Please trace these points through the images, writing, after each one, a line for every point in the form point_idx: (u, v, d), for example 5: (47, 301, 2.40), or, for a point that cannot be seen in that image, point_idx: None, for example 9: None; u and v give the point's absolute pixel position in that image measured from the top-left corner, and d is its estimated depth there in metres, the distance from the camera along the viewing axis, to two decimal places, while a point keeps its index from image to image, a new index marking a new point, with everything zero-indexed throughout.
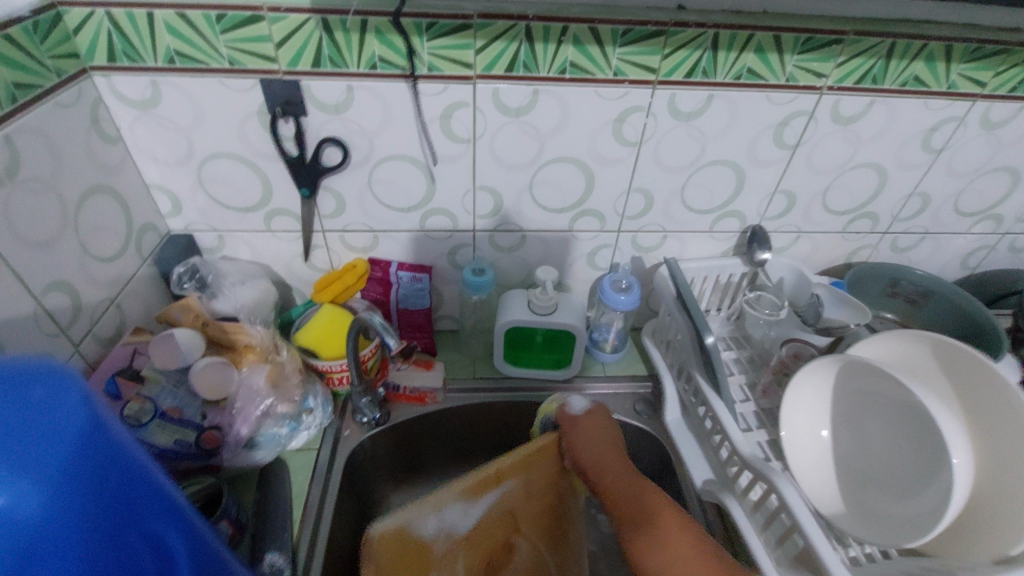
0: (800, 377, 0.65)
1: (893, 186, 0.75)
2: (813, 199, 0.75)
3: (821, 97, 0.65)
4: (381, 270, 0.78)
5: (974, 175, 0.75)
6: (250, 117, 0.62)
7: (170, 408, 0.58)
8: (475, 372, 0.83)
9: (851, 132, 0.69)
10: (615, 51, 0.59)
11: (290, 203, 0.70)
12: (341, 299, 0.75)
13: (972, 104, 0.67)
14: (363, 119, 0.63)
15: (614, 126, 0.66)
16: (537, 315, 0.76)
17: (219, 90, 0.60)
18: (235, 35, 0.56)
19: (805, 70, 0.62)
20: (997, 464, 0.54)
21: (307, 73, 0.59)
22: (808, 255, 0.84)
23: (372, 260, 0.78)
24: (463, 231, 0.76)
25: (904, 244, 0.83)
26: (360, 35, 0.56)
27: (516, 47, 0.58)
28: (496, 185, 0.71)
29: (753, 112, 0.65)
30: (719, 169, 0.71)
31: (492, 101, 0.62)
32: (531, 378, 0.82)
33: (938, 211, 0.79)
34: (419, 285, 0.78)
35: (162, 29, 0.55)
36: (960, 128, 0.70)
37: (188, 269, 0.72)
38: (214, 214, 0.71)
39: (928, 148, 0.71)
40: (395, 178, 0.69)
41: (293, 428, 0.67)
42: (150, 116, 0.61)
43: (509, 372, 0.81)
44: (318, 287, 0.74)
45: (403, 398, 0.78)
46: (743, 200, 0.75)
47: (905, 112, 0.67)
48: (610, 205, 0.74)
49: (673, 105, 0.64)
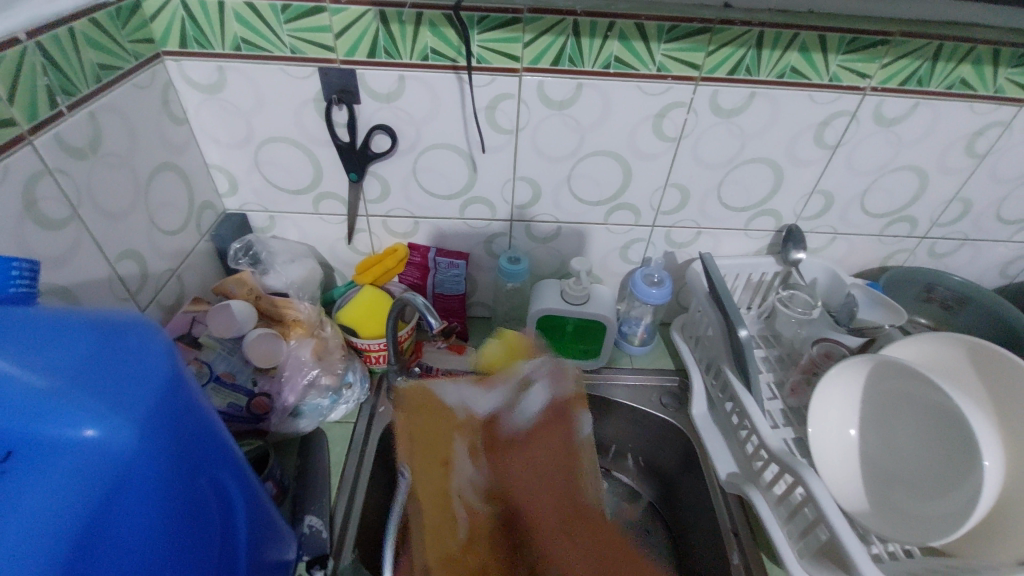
0: (832, 374, 0.65)
1: (934, 190, 0.75)
2: (850, 200, 0.75)
3: (864, 98, 0.65)
4: (419, 255, 0.80)
5: (1018, 182, 0.74)
6: (307, 103, 0.65)
7: (224, 373, 0.63)
8: None
9: (893, 134, 0.69)
10: (660, 47, 0.61)
11: (338, 187, 0.73)
12: (380, 282, 0.78)
13: (1020, 110, 0.67)
14: (412, 108, 0.66)
15: (655, 121, 0.67)
16: (570, 305, 0.78)
17: (279, 76, 0.63)
18: (298, 25, 0.59)
19: (849, 70, 0.63)
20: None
21: (363, 62, 0.62)
22: (843, 256, 0.84)
23: (411, 245, 0.80)
24: (500, 220, 0.78)
25: (942, 250, 0.83)
26: (415, 27, 0.59)
27: (563, 41, 0.60)
28: (536, 176, 0.73)
29: (795, 111, 0.66)
30: (757, 167, 0.72)
31: (537, 94, 0.64)
32: None
33: (979, 217, 0.78)
34: (455, 270, 0.81)
35: (231, 17, 0.59)
36: (1005, 133, 0.69)
37: (244, 245, 0.76)
38: (267, 195, 0.75)
39: (971, 152, 0.71)
40: (439, 166, 0.71)
41: (333, 401, 0.71)
42: (214, 100, 0.65)
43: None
44: (360, 270, 0.78)
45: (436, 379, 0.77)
46: (779, 200, 0.75)
47: (949, 115, 0.67)
48: (646, 200, 0.75)
49: (714, 102, 0.65)
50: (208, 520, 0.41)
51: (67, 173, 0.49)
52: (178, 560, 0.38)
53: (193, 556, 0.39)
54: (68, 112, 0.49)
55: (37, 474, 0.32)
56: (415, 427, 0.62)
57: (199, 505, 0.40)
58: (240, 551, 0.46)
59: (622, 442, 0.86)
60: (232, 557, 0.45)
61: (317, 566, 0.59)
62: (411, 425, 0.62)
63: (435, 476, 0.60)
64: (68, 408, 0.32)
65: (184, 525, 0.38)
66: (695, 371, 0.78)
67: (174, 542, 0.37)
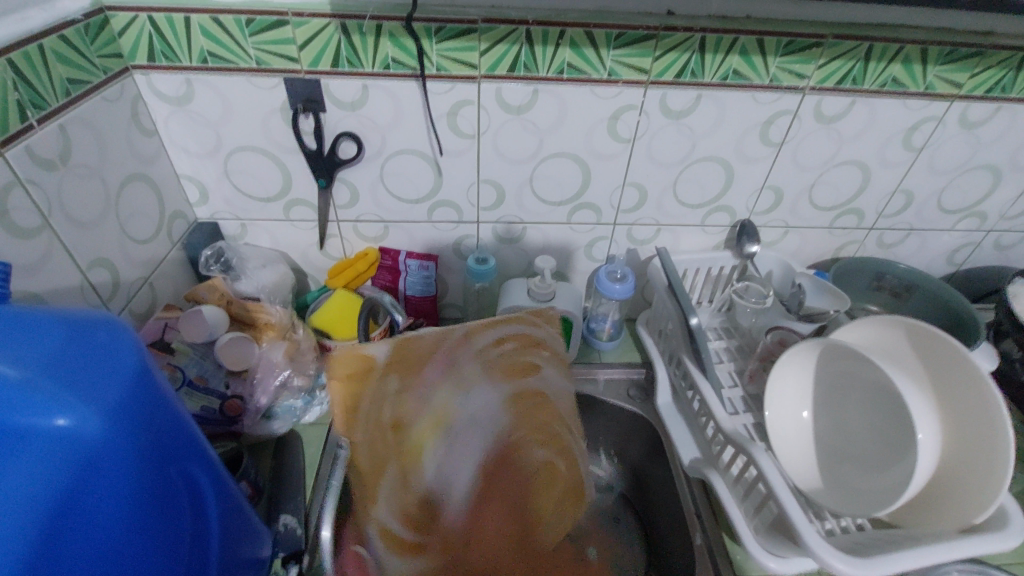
0: (781, 359, 0.68)
1: (877, 183, 0.79)
2: (800, 194, 0.79)
3: (804, 97, 0.69)
4: (391, 258, 0.83)
5: (956, 173, 0.79)
6: (274, 113, 0.68)
7: (197, 376, 0.64)
8: None
9: (834, 130, 0.73)
10: (609, 53, 0.64)
11: (307, 193, 0.76)
12: (353, 285, 0.81)
13: (950, 105, 0.71)
14: (377, 115, 0.68)
15: (609, 123, 0.70)
16: (537, 302, 0.79)
17: (245, 87, 0.65)
18: (263, 38, 0.62)
19: (788, 71, 0.67)
20: (962, 446, 0.58)
21: (327, 72, 0.64)
22: (797, 249, 0.87)
23: (382, 249, 0.83)
24: (467, 223, 0.81)
25: (890, 240, 0.87)
26: (375, 38, 0.62)
27: (517, 49, 0.63)
28: (498, 179, 0.76)
29: (739, 111, 0.70)
30: (709, 165, 0.75)
31: (495, 99, 0.67)
32: None
33: (922, 208, 0.83)
34: (425, 272, 0.83)
35: (198, 31, 0.61)
36: (939, 127, 0.73)
37: (215, 251, 0.77)
38: (238, 203, 0.77)
39: (909, 146, 0.75)
40: (405, 171, 0.74)
41: (308, 402, 0.73)
42: (183, 111, 0.68)
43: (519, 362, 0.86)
44: (333, 273, 0.81)
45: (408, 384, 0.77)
46: (732, 195, 0.79)
47: (886, 111, 0.71)
48: (607, 199, 0.79)
49: (664, 104, 0.69)
50: (177, 508, 0.43)
51: (39, 183, 0.51)
52: (149, 547, 0.39)
53: (163, 542, 0.41)
54: (38, 126, 0.51)
55: (9, 462, 0.34)
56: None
57: (169, 493, 0.42)
58: (213, 542, 0.48)
59: (595, 435, 0.88)
60: (203, 545, 0.47)
61: (293, 561, 0.60)
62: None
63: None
64: (37, 397, 0.34)
65: (154, 511, 0.40)
66: (658, 362, 0.81)
67: (144, 526, 0.39)
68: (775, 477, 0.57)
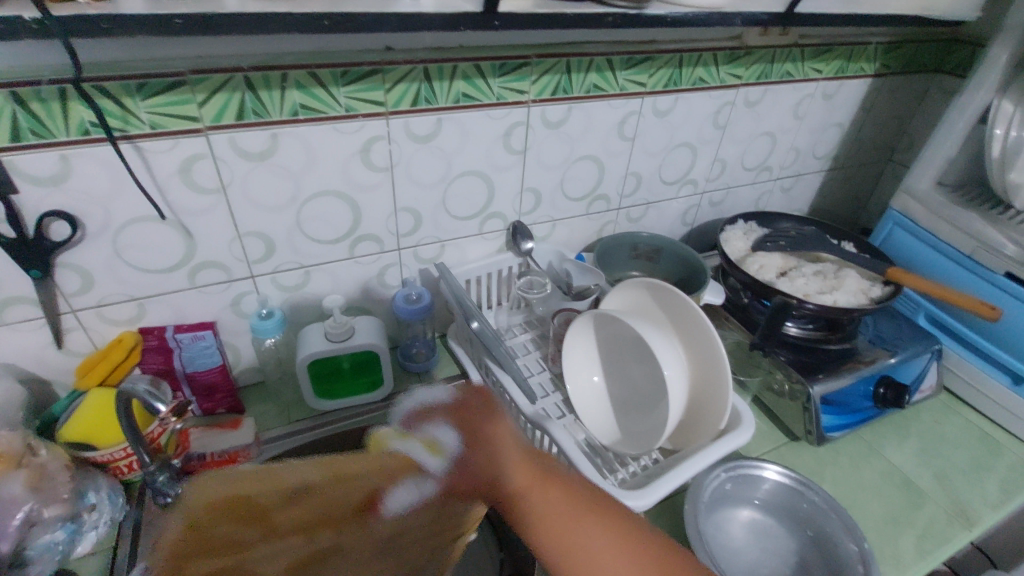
0: (657, 280, 0.76)
1: (702, 156, 1.00)
2: (653, 175, 0.97)
3: (644, 100, 0.86)
4: (156, 337, 0.70)
5: (749, 141, 1.03)
6: (172, 177, 0.62)
7: (89, 506, 0.61)
8: (290, 417, 0.80)
9: (668, 122, 0.91)
10: (495, 81, 0.73)
11: (217, 253, 0.69)
12: (111, 380, 0.68)
13: (737, 91, 0.94)
14: (288, 161, 0.67)
15: (503, 140, 0.79)
16: (335, 343, 0.76)
17: (147, 156, 0.60)
18: (158, 101, 0.57)
19: (633, 81, 0.83)
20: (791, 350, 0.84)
21: (231, 126, 0.62)
22: (658, 221, 1.05)
23: (144, 329, 0.70)
24: (390, 252, 0.82)
25: (717, 199, 1.09)
26: (282, 91, 0.62)
27: (417, 86, 0.69)
28: (416, 205, 0.79)
29: (602, 116, 0.84)
30: (585, 164, 0.88)
31: (405, 132, 0.72)
32: (348, 410, 0.80)
33: (733, 170, 1.06)
34: (203, 343, 0.72)
35: (76, 101, 0.54)
36: (732, 108, 0.96)
37: (85, 367, 0.67)
38: (132, 282, 0.67)
39: (716, 125, 0.97)
40: (323, 213, 0.73)
41: (83, 531, 0.60)
42: (57, 191, 0.58)
43: (324, 407, 0.79)
44: (82, 370, 0.67)
45: (211, 465, 0.71)
46: (605, 185, 0.93)
47: (699, 102, 0.92)
48: (510, 205, 0.87)
49: (545, 118, 0.80)
50: None
51: None
52: None
53: None
54: None
55: None
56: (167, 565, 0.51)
57: None
58: None
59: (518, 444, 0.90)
60: None
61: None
62: (210, 499, 0.53)
63: (257, 476, 0.56)
64: None
65: None
66: None
67: None
68: (678, 391, 0.70)
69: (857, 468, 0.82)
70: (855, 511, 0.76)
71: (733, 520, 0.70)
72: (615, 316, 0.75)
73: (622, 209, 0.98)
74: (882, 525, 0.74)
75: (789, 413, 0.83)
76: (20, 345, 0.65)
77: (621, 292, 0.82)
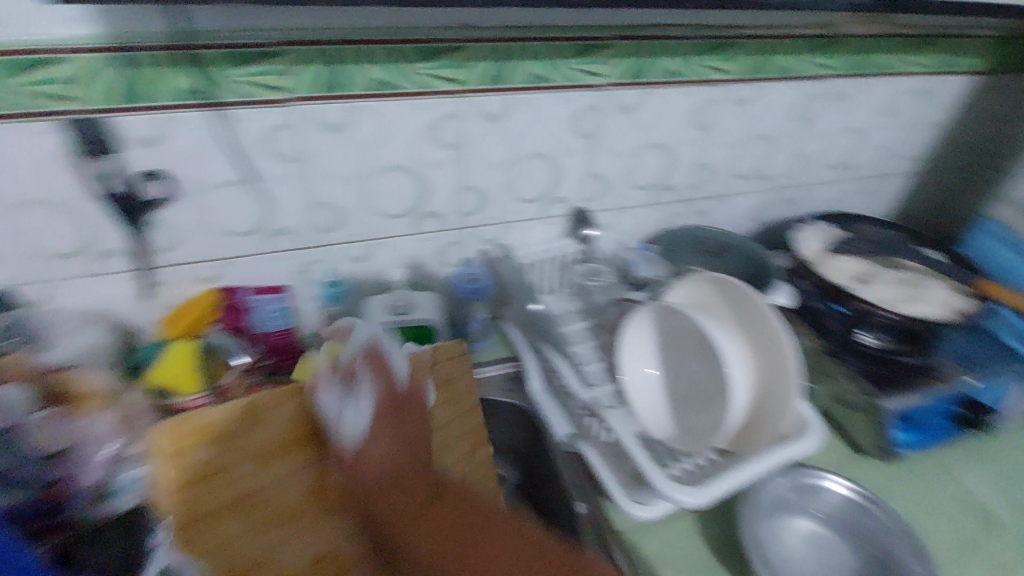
0: (732, 278, 0.74)
1: (780, 150, 0.95)
2: (725, 167, 0.93)
3: (724, 88, 0.82)
4: (233, 297, 0.74)
5: (833, 136, 0.97)
6: (256, 145, 0.65)
7: None
8: None
9: (747, 112, 0.87)
10: (570, 62, 0.72)
11: (292, 221, 0.72)
12: (192, 334, 0.71)
13: (825, 82, 0.89)
14: (364, 134, 0.68)
15: (574, 123, 0.78)
16: (396, 316, 0.78)
17: (237, 123, 0.63)
18: (248, 70, 0.60)
19: (712, 67, 0.80)
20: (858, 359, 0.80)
21: (313, 98, 0.64)
22: (727, 216, 1.01)
23: (224, 289, 0.74)
24: (452, 230, 0.82)
25: (793, 197, 1.04)
26: (363, 64, 0.63)
27: (492, 65, 0.69)
28: (483, 185, 0.79)
29: (678, 102, 0.81)
30: (655, 152, 0.86)
31: (477, 111, 0.72)
32: None
33: (812, 167, 1.00)
34: (275, 306, 0.74)
35: (176, 67, 0.58)
36: (818, 100, 0.91)
37: (169, 320, 0.71)
38: (215, 242, 0.70)
39: (798, 118, 0.92)
40: (393, 188, 0.74)
41: None
42: (154, 152, 0.62)
43: None
44: (169, 321, 0.72)
45: None
46: (675, 175, 0.90)
47: (782, 93, 0.87)
48: (575, 191, 0.86)
49: (618, 103, 0.78)
50: None
51: None
52: None
53: None
54: None
55: None
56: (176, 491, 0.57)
57: None
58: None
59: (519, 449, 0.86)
60: None
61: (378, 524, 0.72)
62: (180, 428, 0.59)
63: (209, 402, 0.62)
64: None
65: None
66: None
67: None
68: (740, 394, 0.67)
69: (929, 489, 0.76)
70: (924, 535, 0.71)
71: (793, 528, 0.66)
72: (680, 309, 0.73)
73: (691, 201, 0.95)
74: (955, 553, 0.69)
75: (856, 425, 0.79)
76: (113, 296, 0.70)
77: (688, 287, 0.80)
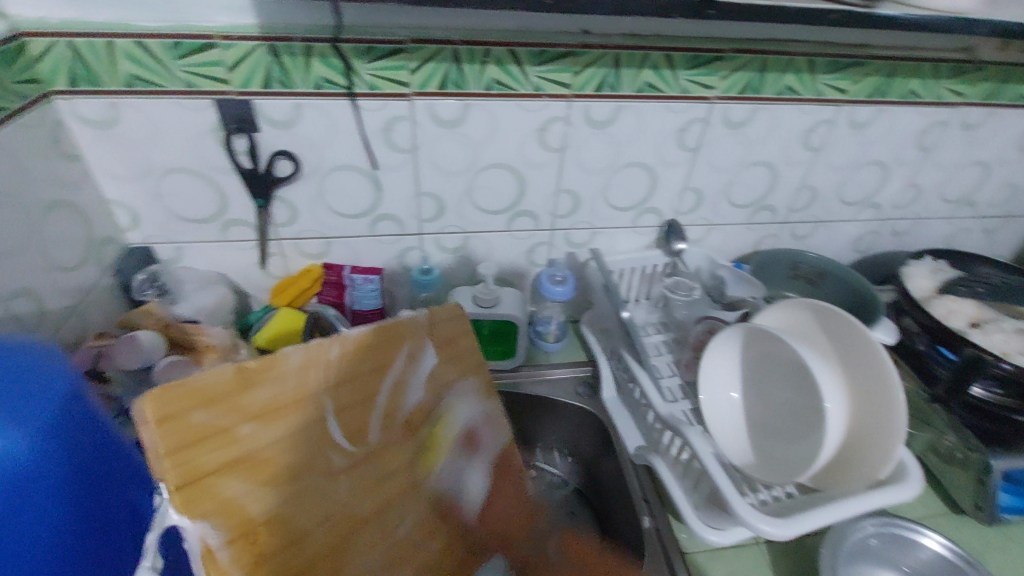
0: (829, 305, 0.72)
1: (893, 179, 0.89)
2: (831, 192, 0.89)
3: (841, 109, 0.79)
4: (336, 273, 0.79)
5: (956, 168, 0.90)
6: (376, 134, 0.69)
7: None
8: None
9: (863, 136, 0.83)
10: (682, 73, 0.71)
11: (397, 208, 0.76)
12: (296, 304, 0.78)
13: (955, 110, 0.83)
14: (473, 131, 0.71)
15: (678, 135, 0.77)
16: (481, 308, 0.80)
17: (362, 113, 0.67)
18: (378, 65, 0.64)
19: (832, 86, 0.76)
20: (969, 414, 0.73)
21: (432, 94, 0.67)
22: (825, 243, 0.97)
23: (327, 265, 0.79)
24: (543, 231, 0.84)
25: (901, 229, 0.97)
26: (482, 64, 0.66)
27: (604, 72, 0.70)
28: (578, 189, 0.80)
29: (790, 121, 0.78)
30: (757, 170, 0.83)
31: (583, 117, 0.73)
32: None
33: (927, 200, 0.94)
34: (371, 286, 0.79)
35: (317, 58, 0.63)
36: (943, 129, 0.85)
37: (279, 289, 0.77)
38: (326, 222, 0.76)
39: (919, 146, 0.86)
40: (492, 184, 0.77)
41: None
42: (287, 134, 0.67)
43: None
44: (277, 291, 0.78)
45: None
46: (775, 196, 0.87)
47: (905, 118, 0.82)
48: (669, 203, 0.85)
49: (726, 117, 0.76)
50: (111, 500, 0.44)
51: None
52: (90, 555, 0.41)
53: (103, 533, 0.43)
54: None
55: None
56: (173, 463, 0.45)
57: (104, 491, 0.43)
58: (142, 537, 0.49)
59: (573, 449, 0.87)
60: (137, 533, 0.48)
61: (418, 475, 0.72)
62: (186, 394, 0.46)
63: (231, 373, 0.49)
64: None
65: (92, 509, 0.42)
66: None
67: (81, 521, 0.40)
68: (832, 423, 0.64)
69: None
70: None
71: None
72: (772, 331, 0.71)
73: (788, 224, 0.92)
74: None
75: (956, 481, 0.73)
76: (235, 262, 0.77)
77: (780, 310, 0.77)
